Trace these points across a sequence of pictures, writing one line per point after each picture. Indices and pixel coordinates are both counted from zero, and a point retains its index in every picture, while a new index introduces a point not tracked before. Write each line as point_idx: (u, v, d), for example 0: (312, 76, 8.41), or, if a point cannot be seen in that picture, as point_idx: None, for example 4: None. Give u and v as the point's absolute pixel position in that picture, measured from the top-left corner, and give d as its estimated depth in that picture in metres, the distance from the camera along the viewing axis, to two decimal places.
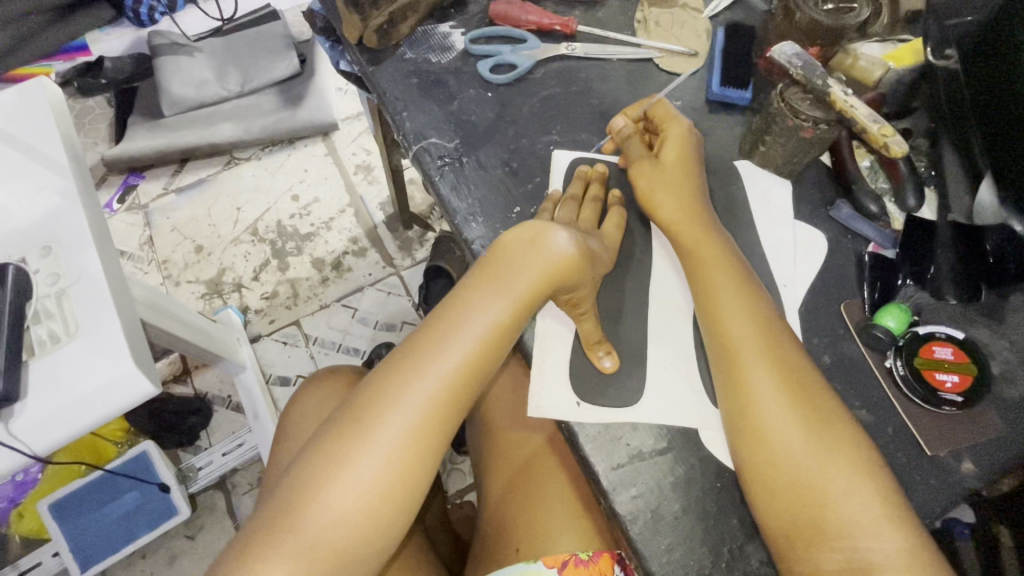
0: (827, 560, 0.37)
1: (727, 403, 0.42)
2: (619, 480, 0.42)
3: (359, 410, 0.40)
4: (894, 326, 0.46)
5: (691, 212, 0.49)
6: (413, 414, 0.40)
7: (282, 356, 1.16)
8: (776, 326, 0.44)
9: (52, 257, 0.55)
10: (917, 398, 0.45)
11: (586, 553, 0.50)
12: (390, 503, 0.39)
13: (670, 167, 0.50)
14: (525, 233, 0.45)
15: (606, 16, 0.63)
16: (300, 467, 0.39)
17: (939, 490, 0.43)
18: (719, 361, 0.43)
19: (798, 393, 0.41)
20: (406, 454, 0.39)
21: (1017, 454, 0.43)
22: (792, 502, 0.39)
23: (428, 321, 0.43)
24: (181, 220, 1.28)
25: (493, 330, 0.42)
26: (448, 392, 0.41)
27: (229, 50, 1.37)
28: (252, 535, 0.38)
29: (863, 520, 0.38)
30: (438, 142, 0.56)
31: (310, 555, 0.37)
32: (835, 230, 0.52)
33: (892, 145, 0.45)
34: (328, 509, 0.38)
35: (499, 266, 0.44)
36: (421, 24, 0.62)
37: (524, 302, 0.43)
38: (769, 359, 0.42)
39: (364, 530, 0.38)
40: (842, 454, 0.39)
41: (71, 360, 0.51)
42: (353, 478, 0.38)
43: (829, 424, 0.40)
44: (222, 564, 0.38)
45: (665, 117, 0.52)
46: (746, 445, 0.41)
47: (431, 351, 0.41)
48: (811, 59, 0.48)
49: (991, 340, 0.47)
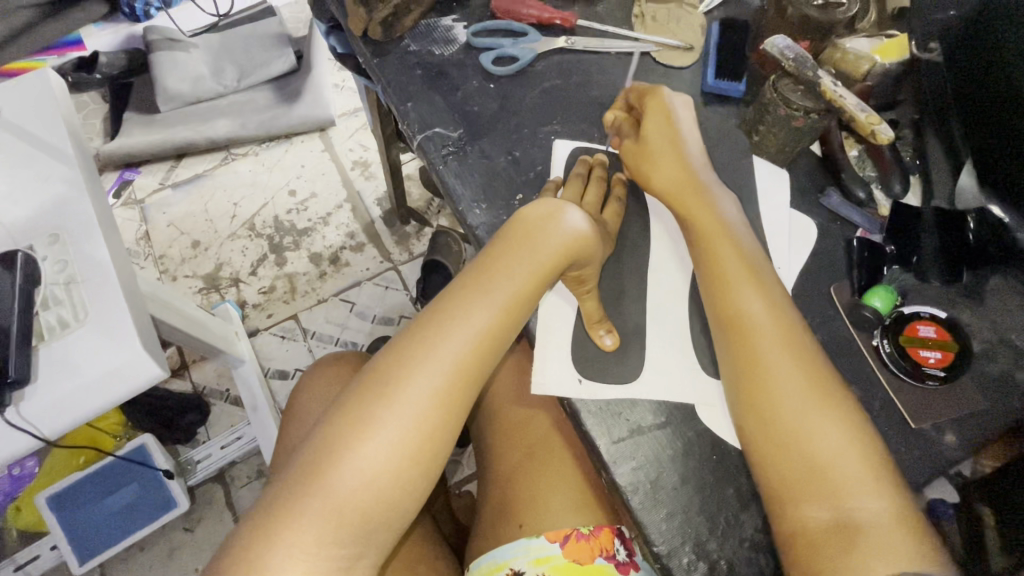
0: (815, 515, 0.39)
1: (734, 378, 0.43)
2: (619, 453, 0.44)
3: (382, 374, 0.40)
4: (880, 306, 0.49)
5: (687, 178, 0.50)
6: (438, 376, 0.40)
7: (280, 350, 1.17)
8: (779, 299, 0.45)
9: (60, 245, 0.56)
10: (903, 374, 0.47)
11: (587, 528, 0.52)
12: (415, 466, 0.39)
13: (655, 141, 0.52)
14: (542, 210, 0.46)
15: (603, 12, 0.65)
16: (327, 429, 0.39)
17: (922, 460, 0.45)
18: (720, 325, 0.45)
19: (808, 371, 0.42)
20: (432, 416, 0.40)
21: (994, 428, 0.46)
22: (787, 463, 0.40)
23: (448, 291, 0.44)
24: (178, 215, 1.28)
25: (514, 297, 0.43)
26: (473, 357, 0.42)
27: (225, 47, 1.38)
28: (276, 499, 0.38)
29: (851, 477, 0.39)
30: (442, 131, 0.58)
31: (338, 515, 0.37)
32: (825, 216, 0.54)
33: (880, 132, 0.48)
34: (354, 471, 0.38)
35: (519, 239, 0.45)
36: (424, 18, 0.64)
37: (542, 273, 0.44)
38: (779, 339, 0.43)
39: (389, 491, 0.39)
40: (845, 432, 0.40)
41: (80, 345, 0.52)
42: (379, 440, 0.39)
43: (830, 392, 0.42)
44: (246, 527, 0.37)
45: (643, 92, 0.53)
46: (745, 404, 0.42)
47: (454, 317, 0.42)
48: (803, 52, 0.50)
49: (971, 320, 0.49)
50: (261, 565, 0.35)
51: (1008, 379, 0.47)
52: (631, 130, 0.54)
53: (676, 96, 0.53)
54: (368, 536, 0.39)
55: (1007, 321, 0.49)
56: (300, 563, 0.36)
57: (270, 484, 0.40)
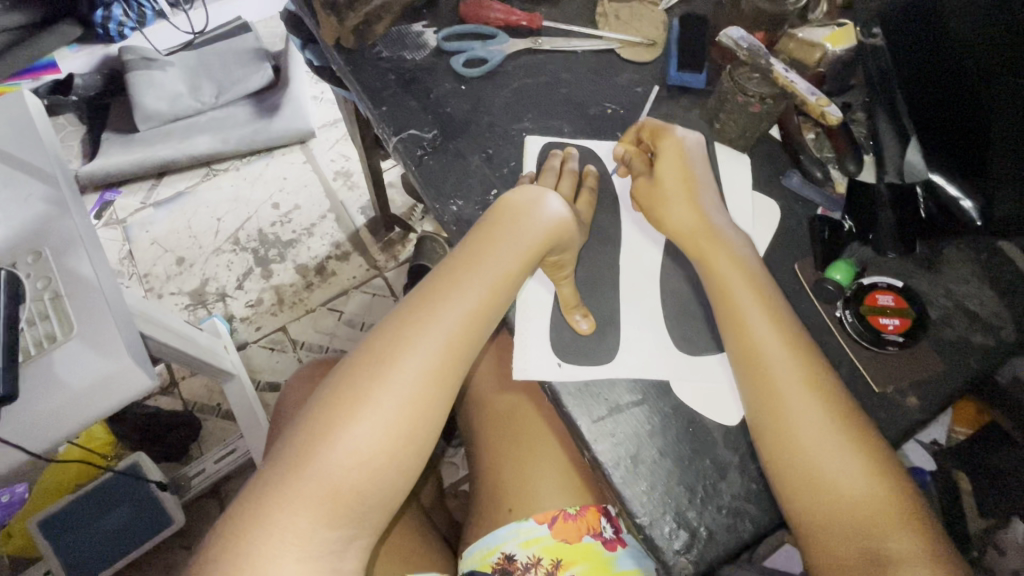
0: (844, 552, 0.40)
1: (754, 401, 0.44)
2: (599, 432, 0.46)
3: (373, 359, 0.42)
4: (841, 279, 0.51)
5: (701, 222, 0.50)
6: (429, 358, 0.42)
7: (270, 362, 1.17)
8: (755, 273, 0.49)
9: (43, 262, 0.56)
10: (864, 342, 0.49)
11: (574, 508, 0.54)
12: (406, 444, 0.41)
13: (668, 183, 0.52)
14: (523, 197, 0.49)
15: (569, 12, 0.68)
16: (319, 409, 0.40)
17: (888, 421, 0.47)
18: (736, 353, 0.46)
19: (782, 335, 0.45)
20: (424, 394, 0.41)
21: (954, 389, 0.48)
22: (810, 493, 0.41)
23: (436, 276, 0.46)
24: (161, 233, 1.29)
25: (501, 278, 0.45)
26: (463, 335, 0.43)
27: (203, 64, 1.39)
28: (269, 478, 0.39)
29: (881, 514, 0.40)
30: (417, 133, 0.59)
31: (331, 496, 0.39)
32: (788, 198, 0.56)
33: (829, 113, 0.53)
34: (348, 452, 0.39)
35: (504, 225, 0.47)
36: (395, 25, 0.66)
37: (527, 255, 0.46)
38: (760, 311, 0.46)
39: (382, 470, 0.40)
40: (822, 399, 0.43)
41: (68, 359, 0.53)
42: (372, 421, 0.40)
43: (814, 374, 0.44)
44: (241, 507, 0.38)
45: (659, 133, 0.54)
46: (767, 426, 0.43)
47: (447, 299, 0.44)
48: (756, 43, 0.53)
49: (929, 289, 0.52)
50: (256, 546, 0.36)
51: (965, 342, 0.49)
52: (642, 166, 0.54)
53: (692, 139, 0.54)
54: (361, 518, 0.40)
55: (962, 289, 0.51)
56: (294, 544, 0.37)
57: (263, 463, 0.41)
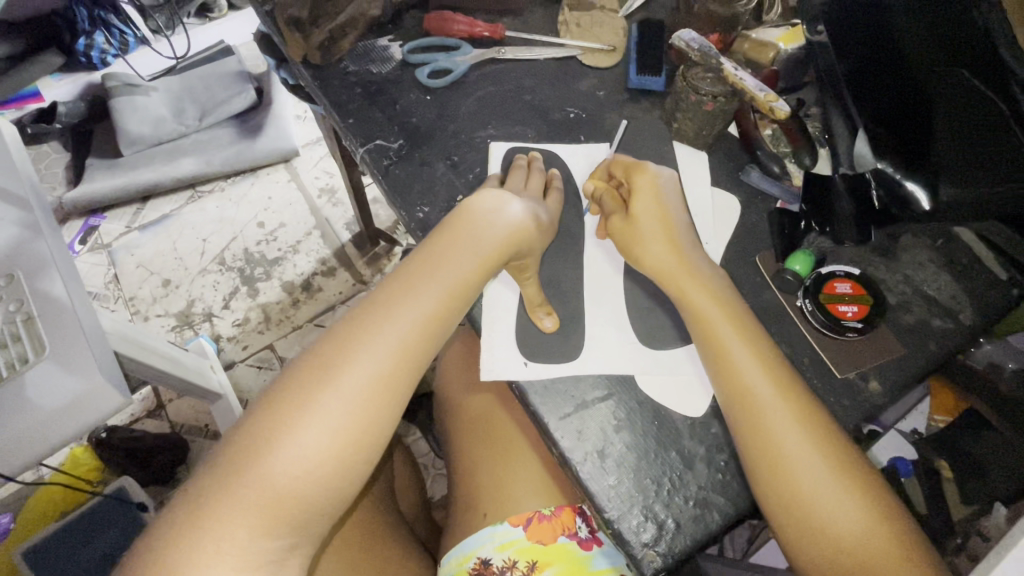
0: None
1: (727, 395, 0.44)
2: (567, 428, 0.46)
3: (324, 362, 0.42)
4: (800, 269, 0.52)
5: (677, 260, 0.49)
6: (380, 362, 0.42)
7: (258, 380, 1.17)
8: (710, 271, 0.50)
9: (14, 283, 0.56)
10: (825, 328, 0.50)
11: (549, 509, 0.54)
12: (357, 450, 0.41)
13: (645, 222, 0.51)
14: (484, 201, 0.49)
15: (531, 21, 0.69)
16: (265, 414, 0.40)
17: (851, 407, 0.48)
18: (706, 351, 0.46)
19: (738, 328, 0.46)
20: (375, 397, 0.42)
21: (916, 373, 0.49)
22: (796, 519, 0.40)
23: (390, 280, 0.46)
24: (146, 255, 1.29)
25: (456, 281, 0.46)
26: (416, 338, 0.44)
27: (185, 88, 1.41)
28: (206, 484, 0.39)
29: (875, 549, 0.39)
30: (383, 144, 0.60)
31: (273, 503, 0.39)
32: (747, 193, 0.57)
33: (777, 107, 0.54)
34: (292, 459, 0.39)
35: (462, 229, 0.48)
36: (362, 41, 0.67)
37: (484, 258, 0.47)
38: (715, 304, 0.47)
39: (329, 477, 0.40)
40: (768, 375, 0.44)
41: (41, 379, 0.53)
42: (319, 427, 0.40)
43: (769, 363, 0.45)
44: (176, 514, 0.38)
45: (633, 169, 0.53)
46: (749, 437, 0.43)
47: (400, 301, 0.44)
48: (706, 43, 0.55)
49: (886, 276, 0.53)
50: (191, 555, 0.36)
51: (925, 326, 0.50)
52: (614, 202, 0.53)
53: (666, 175, 0.54)
54: (303, 524, 0.40)
55: (919, 275, 0.53)
56: (230, 553, 0.37)
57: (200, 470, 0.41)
